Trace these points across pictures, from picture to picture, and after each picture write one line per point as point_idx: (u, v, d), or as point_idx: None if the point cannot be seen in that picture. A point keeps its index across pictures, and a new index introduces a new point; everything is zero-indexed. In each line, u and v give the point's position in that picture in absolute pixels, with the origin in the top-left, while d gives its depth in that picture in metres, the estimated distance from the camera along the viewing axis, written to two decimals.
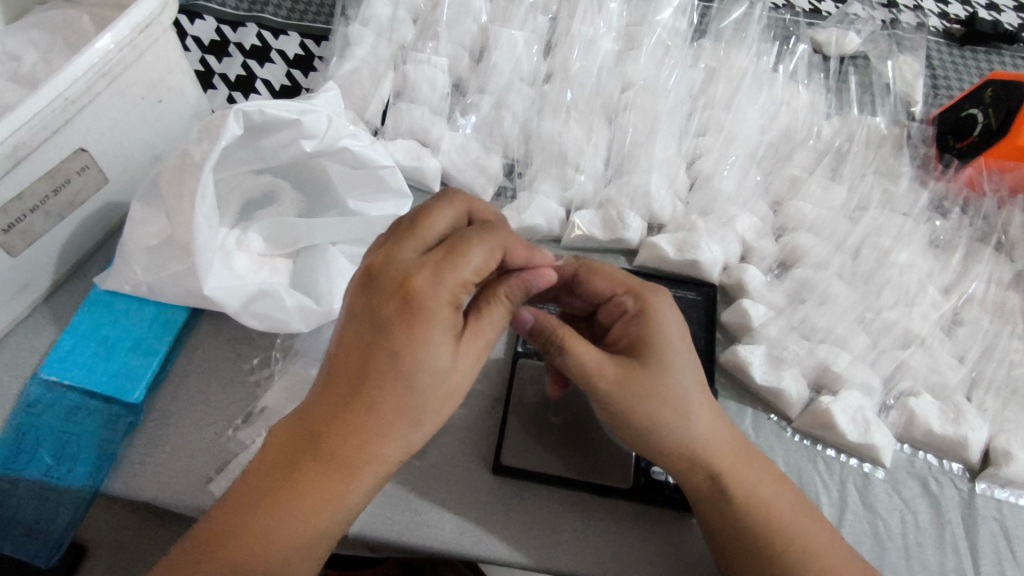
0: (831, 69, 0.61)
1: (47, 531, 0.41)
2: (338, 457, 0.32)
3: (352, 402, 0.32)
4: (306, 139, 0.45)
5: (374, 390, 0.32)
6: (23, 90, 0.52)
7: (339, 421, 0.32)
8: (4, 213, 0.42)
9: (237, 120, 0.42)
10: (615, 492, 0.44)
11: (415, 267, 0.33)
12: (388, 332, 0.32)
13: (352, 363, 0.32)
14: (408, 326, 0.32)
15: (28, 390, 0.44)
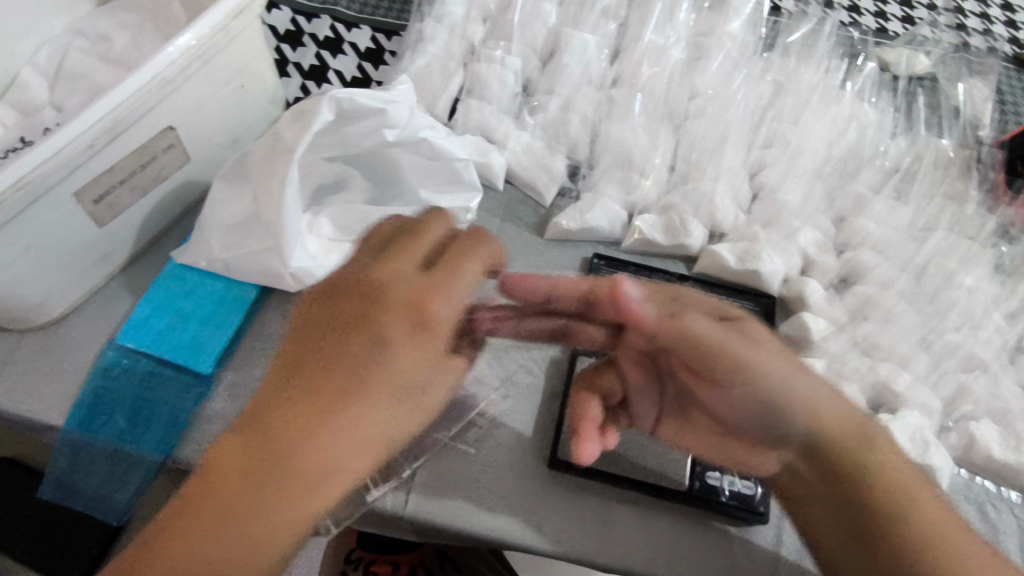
0: (899, 88, 0.61)
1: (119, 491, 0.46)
2: (293, 485, 0.30)
3: (308, 426, 0.30)
4: (389, 129, 0.47)
5: (331, 407, 0.31)
6: (114, 69, 0.54)
7: (296, 446, 0.30)
8: (96, 184, 0.44)
9: (329, 107, 0.44)
10: (670, 493, 0.44)
11: (421, 285, 0.35)
12: (374, 347, 0.32)
13: (325, 378, 0.32)
14: (390, 340, 0.33)
15: (104, 355, 0.46)
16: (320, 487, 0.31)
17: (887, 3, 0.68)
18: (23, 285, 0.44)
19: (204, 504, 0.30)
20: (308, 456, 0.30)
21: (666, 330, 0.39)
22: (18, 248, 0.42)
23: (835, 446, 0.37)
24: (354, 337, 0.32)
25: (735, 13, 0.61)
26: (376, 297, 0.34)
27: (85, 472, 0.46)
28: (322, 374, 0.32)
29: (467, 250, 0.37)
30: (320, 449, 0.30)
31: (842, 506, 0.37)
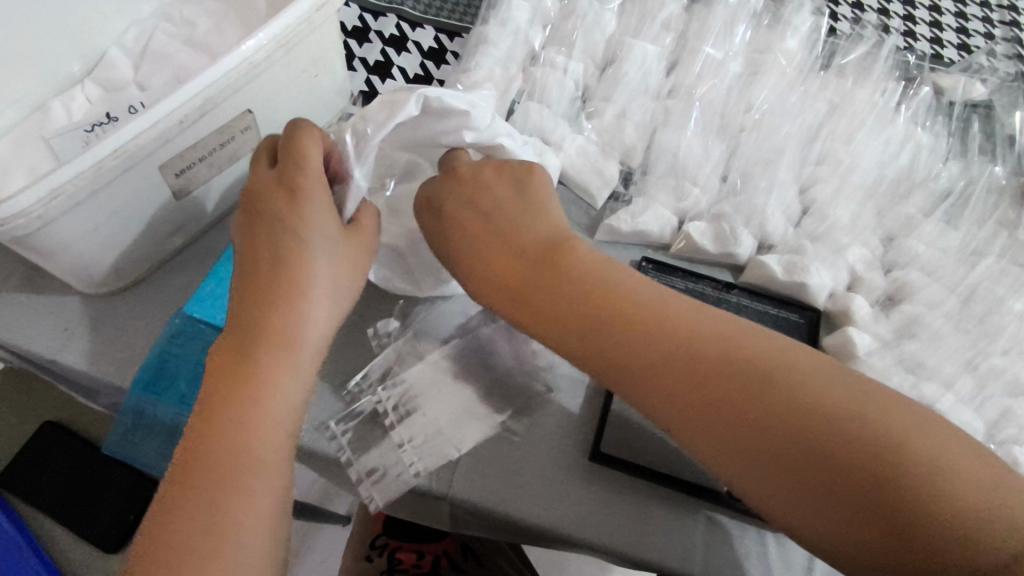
0: (954, 114, 0.61)
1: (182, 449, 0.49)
2: (260, 351, 0.38)
3: (265, 298, 0.39)
4: (469, 131, 0.45)
5: (266, 276, 0.40)
6: (197, 55, 0.57)
7: (262, 313, 0.39)
8: (179, 158, 0.46)
9: (417, 103, 0.42)
10: (709, 493, 0.45)
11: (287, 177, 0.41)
12: (274, 225, 0.40)
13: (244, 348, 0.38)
14: (305, 213, 0.41)
15: (171, 322, 0.49)
16: (283, 360, 0.38)
17: (943, 31, 0.69)
18: (105, 249, 0.46)
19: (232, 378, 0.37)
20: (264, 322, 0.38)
21: (528, 279, 0.41)
22: (106, 213, 0.44)
23: (687, 355, 0.35)
24: (275, 214, 0.41)
25: (793, 32, 0.62)
26: (297, 186, 0.41)
27: (145, 433, 0.49)
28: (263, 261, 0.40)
29: (300, 141, 0.41)
30: (265, 314, 0.39)
31: (722, 427, 0.33)
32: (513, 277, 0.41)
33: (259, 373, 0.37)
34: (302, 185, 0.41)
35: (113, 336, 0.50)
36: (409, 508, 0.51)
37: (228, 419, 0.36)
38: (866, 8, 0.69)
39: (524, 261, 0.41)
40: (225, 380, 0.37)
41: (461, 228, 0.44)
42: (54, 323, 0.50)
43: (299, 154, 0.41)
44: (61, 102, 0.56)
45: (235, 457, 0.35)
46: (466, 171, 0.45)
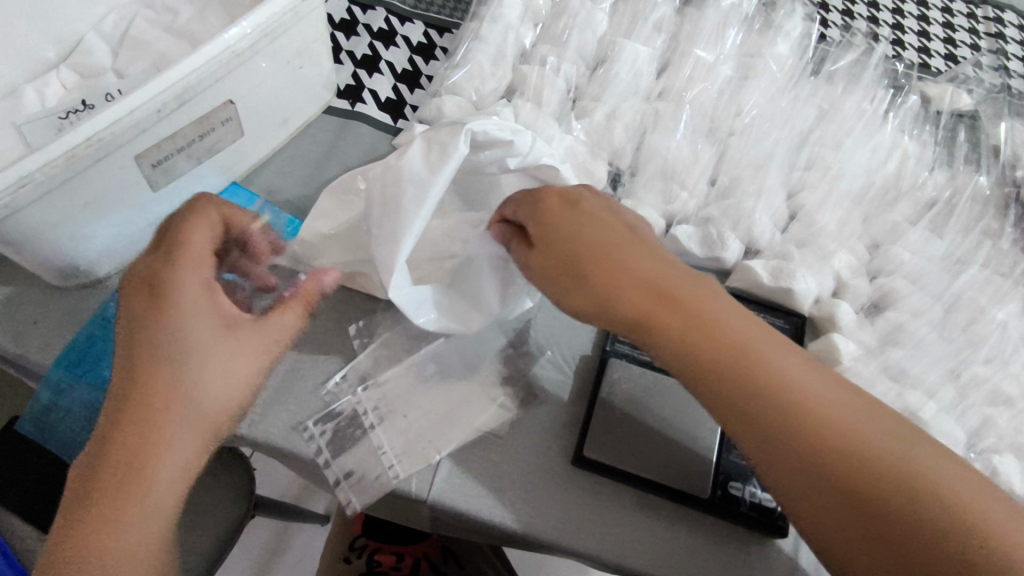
0: (941, 123, 0.62)
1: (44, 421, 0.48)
2: (121, 462, 0.33)
3: (133, 407, 0.34)
4: (512, 158, 0.47)
5: (140, 391, 0.35)
6: (178, 43, 0.56)
7: (114, 407, 0.34)
8: (157, 149, 0.45)
9: (466, 139, 0.44)
10: (691, 498, 0.44)
11: (171, 255, 0.37)
12: (150, 328, 0.35)
13: (167, 371, 0.35)
14: (182, 331, 0.36)
15: (104, 305, 0.48)
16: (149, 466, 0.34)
17: (930, 40, 0.69)
18: (79, 242, 0.45)
19: (79, 469, 0.34)
20: (123, 434, 0.34)
21: (624, 288, 0.38)
22: (78, 204, 0.43)
23: (783, 392, 0.35)
24: (147, 318, 0.36)
25: (784, 37, 0.62)
26: (187, 272, 0.37)
27: (59, 415, 0.48)
28: (129, 351, 0.35)
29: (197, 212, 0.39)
30: (128, 417, 0.34)
31: (806, 463, 0.33)
32: (616, 282, 0.38)
33: (149, 459, 0.34)
34: (168, 271, 0.37)
35: (77, 326, 0.48)
36: (385, 508, 0.50)
37: (86, 528, 0.32)
38: (855, 16, 0.69)
39: (626, 282, 0.38)
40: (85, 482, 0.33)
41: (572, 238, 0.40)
42: (22, 316, 0.48)
43: (176, 248, 0.37)
44: (34, 87, 0.54)
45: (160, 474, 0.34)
46: (570, 199, 0.42)
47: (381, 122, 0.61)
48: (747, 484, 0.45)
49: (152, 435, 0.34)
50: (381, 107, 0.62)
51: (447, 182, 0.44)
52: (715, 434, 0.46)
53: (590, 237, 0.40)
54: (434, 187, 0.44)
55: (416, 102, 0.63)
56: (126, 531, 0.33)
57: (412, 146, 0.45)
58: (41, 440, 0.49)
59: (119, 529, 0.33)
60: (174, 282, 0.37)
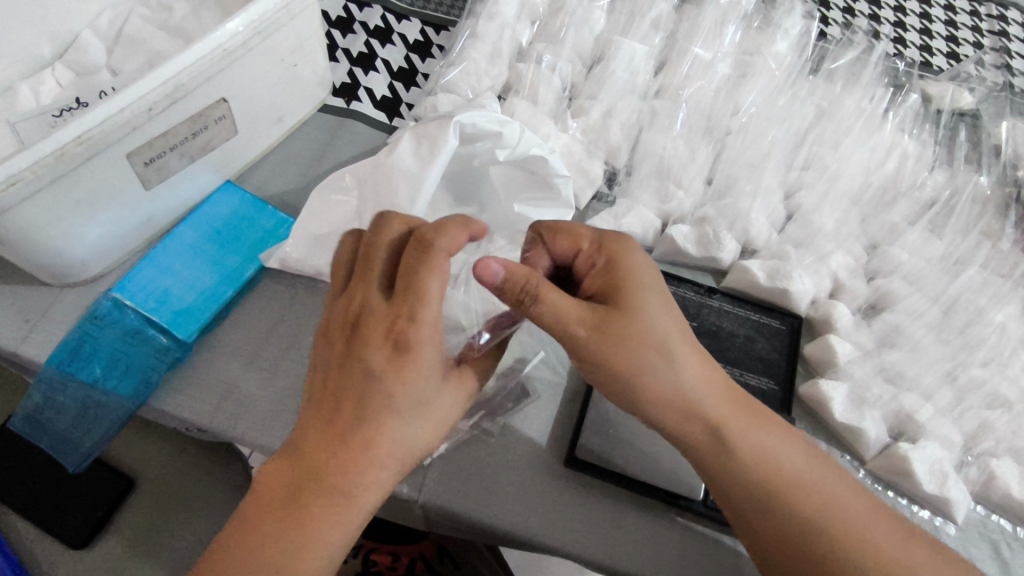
0: (942, 123, 0.61)
1: (36, 421, 0.48)
2: (329, 493, 0.32)
3: (344, 454, 0.33)
4: (501, 149, 0.46)
5: (350, 441, 0.33)
6: (173, 40, 0.56)
7: (319, 447, 0.33)
8: (149, 147, 0.45)
9: (456, 132, 0.44)
10: (684, 499, 0.44)
11: (397, 312, 0.33)
12: (385, 382, 0.33)
13: (367, 420, 0.33)
14: (416, 387, 0.34)
15: (97, 304, 0.48)
16: (345, 508, 0.33)
17: (933, 38, 0.68)
18: (71, 240, 0.45)
19: (272, 498, 0.33)
20: (322, 477, 0.32)
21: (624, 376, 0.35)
22: (70, 202, 0.43)
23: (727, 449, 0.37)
24: (380, 373, 0.33)
25: (783, 35, 0.62)
26: (400, 333, 0.33)
27: (54, 413, 0.48)
28: (345, 394, 0.33)
29: (433, 260, 0.33)
30: (338, 465, 0.33)
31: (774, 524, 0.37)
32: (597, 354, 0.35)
33: (341, 500, 0.33)
34: (392, 316, 0.33)
35: (70, 324, 0.48)
36: (379, 508, 0.50)
37: (276, 557, 0.32)
38: (857, 13, 0.69)
39: (652, 379, 0.36)
40: (279, 512, 0.33)
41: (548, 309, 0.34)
42: (15, 315, 0.48)
43: (416, 293, 0.33)
44: (29, 84, 0.54)
45: (354, 511, 0.33)
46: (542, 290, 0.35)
47: (376, 120, 0.61)
48: None
49: (346, 482, 0.33)
50: (377, 105, 0.62)
51: (440, 178, 0.44)
52: None
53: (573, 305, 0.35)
54: (428, 183, 0.44)
55: (412, 100, 0.62)
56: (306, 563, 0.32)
57: (401, 141, 0.45)
58: (31, 440, 0.48)
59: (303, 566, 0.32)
60: (393, 342, 0.33)
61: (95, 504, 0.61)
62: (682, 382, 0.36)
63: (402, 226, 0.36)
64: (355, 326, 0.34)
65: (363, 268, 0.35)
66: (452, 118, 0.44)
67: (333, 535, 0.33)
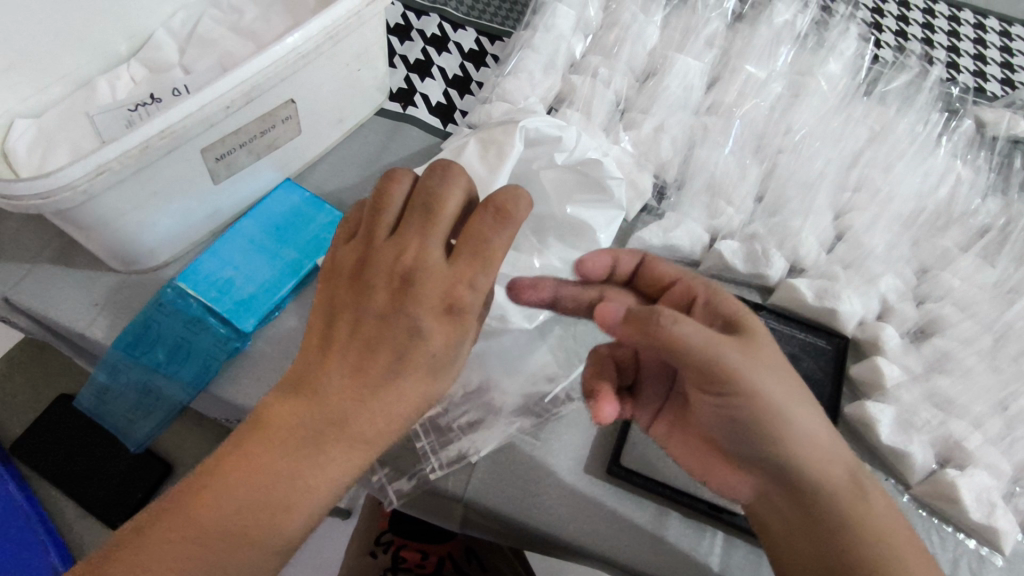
0: (997, 150, 0.61)
1: (102, 400, 0.50)
2: (344, 438, 0.29)
3: (369, 397, 0.29)
4: (560, 153, 0.47)
5: (352, 389, 0.29)
6: (243, 42, 0.58)
7: (320, 384, 0.29)
8: (221, 143, 0.47)
9: (520, 137, 0.45)
10: (726, 513, 0.44)
11: (460, 277, 0.30)
12: (432, 341, 0.30)
13: (403, 377, 0.29)
14: (455, 349, 0.31)
15: (163, 291, 0.50)
16: (333, 454, 0.29)
17: (987, 64, 0.68)
18: (143, 229, 0.47)
19: (259, 433, 0.29)
20: (315, 417, 0.29)
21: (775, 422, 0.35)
22: (147, 193, 0.45)
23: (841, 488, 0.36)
24: (425, 328, 0.29)
25: (837, 56, 0.62)
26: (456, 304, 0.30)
27: (116, 395, 0.50)
28: (369, 342, 0.29)
29: (499, 237, 0.31)
30: (340, 411, 0.29)
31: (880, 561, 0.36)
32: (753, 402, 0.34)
33: (352, 448, 0.30)
34: (449, 272, 0.30)
35: (136, 310, 0.50)
36: (419, 505, 0.51)
37: (270, 489, 0.28)
38: (910, 37, 0.69)
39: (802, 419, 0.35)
40: (264, 448, 0.29)
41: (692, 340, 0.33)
42: (85, 298, 0.50)
43: (485, 260, 0.30)
44: (107, 80, 0.57)
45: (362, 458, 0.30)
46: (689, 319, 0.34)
47: (430, 126, 0.62)
48: None
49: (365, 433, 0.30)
50: (432, 111, 0.63)
51: (506, 183, 0.44)
52: None
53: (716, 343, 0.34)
54: (494, 189, 0.44)
55: (466, 107, 0.64)
56: (299, 498, 0.29)
57: (467, 147, 0.47)
58: (95, 418, 0.51)
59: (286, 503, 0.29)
60: (448, 309, 0.30)
61: (135, 486, 0.64)
62: (812, 435, 0.35)
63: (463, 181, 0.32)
64: (408, 281, 0.29)
65: (420, 220, 0.31)
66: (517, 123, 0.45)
67: (335, 479, 0.30)
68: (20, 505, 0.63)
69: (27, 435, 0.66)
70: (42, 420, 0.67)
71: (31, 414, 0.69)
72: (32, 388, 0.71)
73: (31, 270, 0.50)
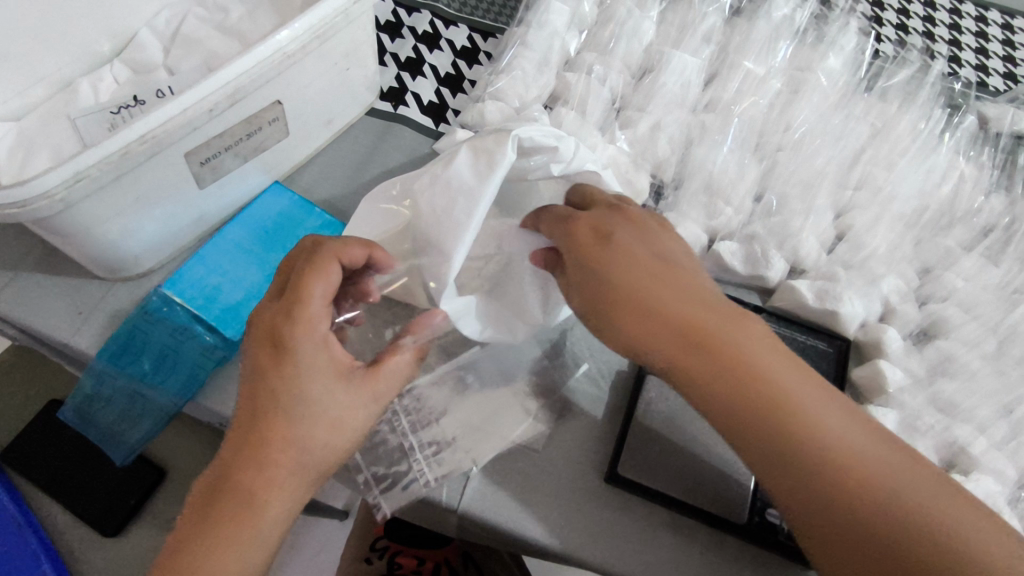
0: (1001, 146, 0.60)
1: (86, 411, 0.49)
2: (257, 470, 0.33)
3: (265, 429, 0.34)
4: (556, 164, 0.45)
5: (277, 445, 0.34)
6: (228, 41, 0.57)
7: (254, 446, 0.34)
8: (205, 147, 0.45)
9: (513, 146, 0.43)
10: (727, 523, 0.43)
11: (277, 313, 0.36)
12: (268, 377, 0.35)
13: (292, 407, 0.34)
14: (300, 379, 0.35)
15: (148, 299, 0.48)
16: (258, 509, 0.33)
17: (989, 58, 0.67)
18: (126, 236, 0.46)
19: (200, 488, 0.34)
20: (250, 472, 0.33)
21: (649, 337, 0.34)
22: (129, 200, 0.43)
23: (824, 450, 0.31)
24: (340, 391, 0.36)
25: (837, 51, 0.61)
26: (284, 338, 0.35)
27: (101, 405, 0.49)
28: (266, 387, 0.34)
29: (305, 278, 0.36)
30: (265, 463, 0.33)
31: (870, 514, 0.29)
32: (620, 281, 0.35)
33: (269, 477, 0.33)
34: (321, 332, 0.36)
35: (122, 318, 0.49)
36: (414, 514, 0.49)
37: (210, 530, 0.32)
38: (910, 31, 0.67)
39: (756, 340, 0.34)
40: (215, 505, 0.33)
41: (605, 256, 0.36)
42: (69, 307, 0.49)
43: (300, 295, 0.36)
44: (89, 81, 0.55)
45: (284, 488, 0.34)
46: (605, 228, 0.37)
47: (422, 125, 0.61)
48: None
49: (279, 461, 0.34)
50: (424, 110, 0.62)
51: (496, 194, 0.42)
52: None
53: (630, 272, 0.35)
54: (483, 198, 0.42)
55: (459, 106, 0.62)
56: (238, 535, 0.32)
57: (459, 153, 0.44)
58: (80, 429, 0.50)
59: (219, 561, 0.32)
60: (274, 345, 0.35)
61: (128, 493, 0.64)
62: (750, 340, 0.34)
63: (359, 243, 0.40)
64: (278, 340, 0.35)
65: (293, 293, 0.36)
66: (509, 131, 0.43)
67: (267, 512, 0.33)
68: (9, 511, 0.62)
69: (18, 442, 0.65)
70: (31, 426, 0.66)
71: (17, 423, 0.68)
72: (20, 395, 0.69)
73: (14, 277, 0.49)
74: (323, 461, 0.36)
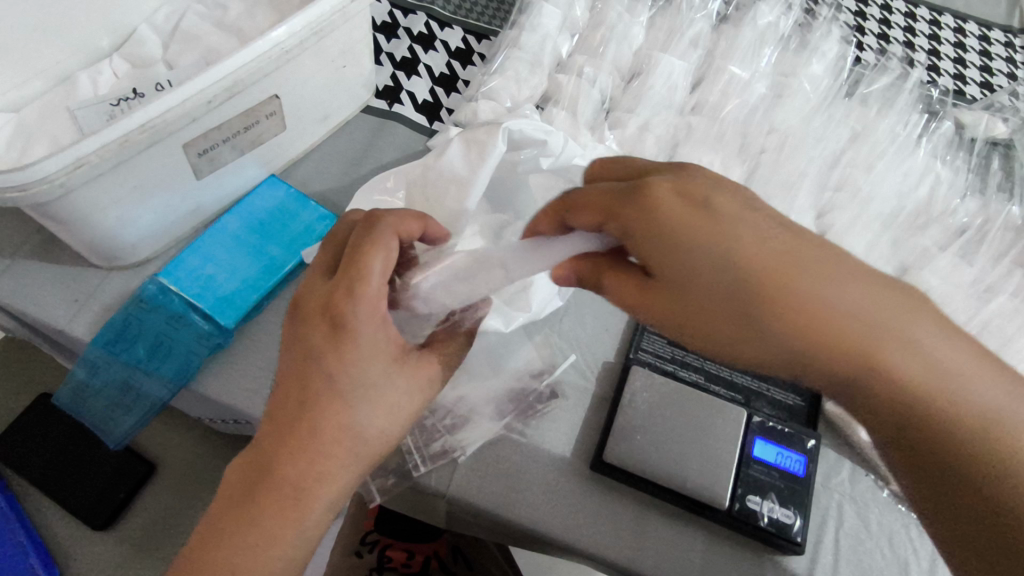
0: (976, 150, 0.62)
1: (79, 399, 0.49)
2: (314, 460, 0.33)
3: (319, 417, 0.33)
4: (546, 157, 0.47)
5: (331, 434, 0.33)
6: (226, 37, 0.58)
7: (308, 433, 0.33)
8: (204, 138, 0.46)
9: (504, 137, 0.45)
10: (709, 509, 0.44)
11: (335, 292, 0.34)
12: (324, 362, 0.34)
13: (350, 395, 0.34)
14: (358, 366, 0.34)
15: (144, 287, 0.49)
16: (304, 500, 0.33)
17: (966, 67, 0.69)
18: (124, 224, 0.47)
19: (251, 471, 0.34)
20: (302, 461, 0.33)
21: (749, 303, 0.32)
22: (128, 188, 0.44)
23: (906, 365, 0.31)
24: (398, 376, 0.36)
25: (819, 58, 0.63)
26: (341, 322, 0.34)
27: (95, 392, 0.49)
28: (321, 372, 0.34)
29: (365, 254, 0.35)
30: (320, 451, 0.33)
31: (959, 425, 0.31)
32: (744, 256, 0.32)
33: (322, 465, 0.33)
34: (380, 310, 0.35)
35: (117, 306, 0.49)
36: (403, 502, 0.50)
37: (264, 513, 0.33)
38: (891, 40, 0.70)
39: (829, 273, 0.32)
40: (259, 492, 0.33)
41: (718, 231, 0.32)
42: (64, 294, 0.49)
43: (359, 273, 0.34)
44: (88, 74, 0.56)
45: (339, 474, 0.34)
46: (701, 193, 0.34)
47: (417, 123, 0.62)
48: (765, 497, 0.44)
49: (335, 448, 0.34)
50: (418, 108, 0.63)
51: (486, 182, 0.44)
52: (737, 448, 0.45)
53: (756, 246, 0.32)
54: (472, 187, 0.44)
55: (452, 105, 0.64)
56: (291, 518, 0.33)
57: (451, 145, 0.46)
58: (73, 416, 0.50)
59: (269, 541, 0.33)
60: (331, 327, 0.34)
61: (117, 486, 0.64)
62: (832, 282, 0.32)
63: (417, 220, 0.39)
64: (337, 321, 0.34)
65: (352, 269, 0.35)
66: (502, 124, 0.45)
67: (319, 498, 0.34)
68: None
69: (6, 433, 0.65)
70: (20, 417, 0.66)
71: (8, 415, 0.68)
72: (11, 389, 0.70)
73: (9, 265, 0.50)
74: (375, 445, 0.35)
